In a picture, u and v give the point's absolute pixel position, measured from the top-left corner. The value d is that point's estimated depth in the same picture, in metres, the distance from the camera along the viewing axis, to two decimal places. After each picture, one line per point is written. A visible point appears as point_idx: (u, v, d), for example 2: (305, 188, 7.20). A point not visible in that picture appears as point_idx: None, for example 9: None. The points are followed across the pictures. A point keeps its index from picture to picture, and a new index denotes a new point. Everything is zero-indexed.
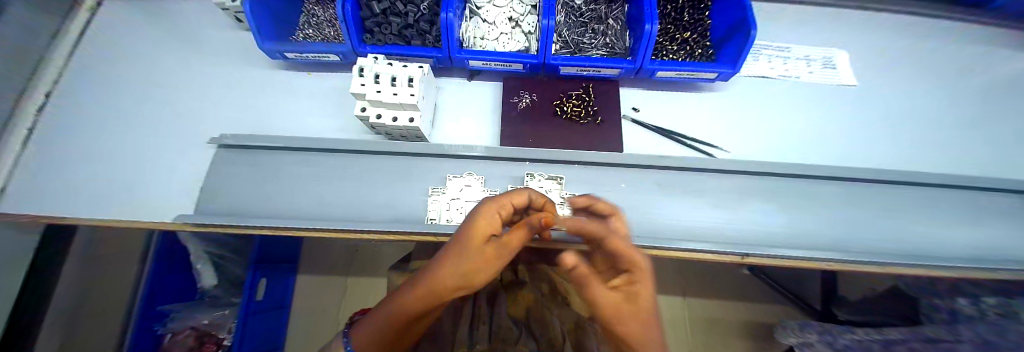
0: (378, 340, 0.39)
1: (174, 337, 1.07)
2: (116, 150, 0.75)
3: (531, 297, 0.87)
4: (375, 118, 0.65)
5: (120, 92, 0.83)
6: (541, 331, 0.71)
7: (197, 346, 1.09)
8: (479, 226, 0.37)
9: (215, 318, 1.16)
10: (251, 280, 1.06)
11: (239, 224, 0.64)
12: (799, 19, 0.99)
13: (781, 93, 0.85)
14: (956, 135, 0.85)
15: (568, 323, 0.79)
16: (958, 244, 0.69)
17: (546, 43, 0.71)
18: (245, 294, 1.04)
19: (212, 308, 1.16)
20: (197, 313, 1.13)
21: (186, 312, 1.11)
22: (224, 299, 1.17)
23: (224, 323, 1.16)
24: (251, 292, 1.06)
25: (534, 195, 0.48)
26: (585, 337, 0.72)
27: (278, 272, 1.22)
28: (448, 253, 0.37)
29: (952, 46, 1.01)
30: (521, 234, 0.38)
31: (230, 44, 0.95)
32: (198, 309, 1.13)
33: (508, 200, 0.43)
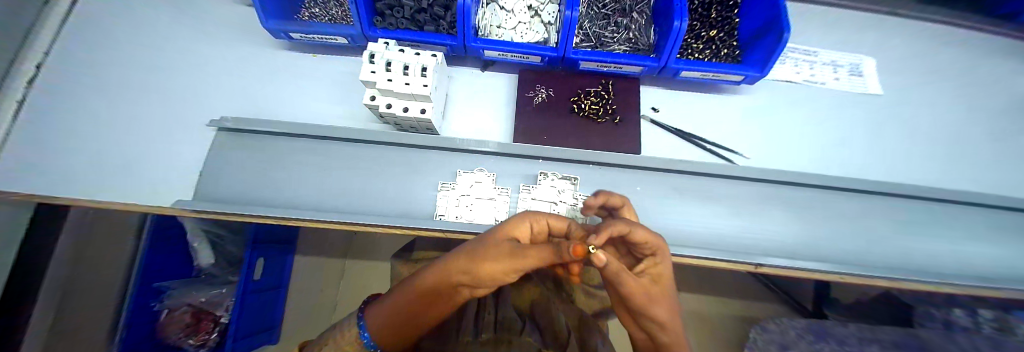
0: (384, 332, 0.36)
1: (170, 313, 1.04)
2: (119, 130, 0.72)
3: (535, 289, 0.87)
4: (385, 108, 0.62)
5: (122, 68, 0.79)
6: (543, 321, 0.68)
7: (194, 323, 1.06)
8: (504, 230, 0.35)
9: (213, 296, 1.12)
10: (248, 260, 1.01)
11: (241, 213, 0.62)
12: (828, 22, 0.95)
13: (805, 99, 0.82)
14: (975, 151, 0.84)
15: (573, 319, 0.78)
16: (968, 262, 0.69)
17: (567, 35, 0.67)
18: (242, 274, 0.98)
19: (209, 287, 1.12)
20: (194, 290, 1.09)
21: (185, 289, 1.08)
22: (223, 279, 1.15)
23: (221, 301, 1.12)
24: (248, 271, 1.00)
25: (573, 226, 0.39)
26: (589, 332, 0.70)
27: (275, 252, 1.17)
28: (466, 248, 0.34)
29: (980, 58, 0.98)
30: (545, 253, 0.29)
31: (231, 18, 0.89)
32: (192, 287, 1.10)
33: (544, 216, 0.39)
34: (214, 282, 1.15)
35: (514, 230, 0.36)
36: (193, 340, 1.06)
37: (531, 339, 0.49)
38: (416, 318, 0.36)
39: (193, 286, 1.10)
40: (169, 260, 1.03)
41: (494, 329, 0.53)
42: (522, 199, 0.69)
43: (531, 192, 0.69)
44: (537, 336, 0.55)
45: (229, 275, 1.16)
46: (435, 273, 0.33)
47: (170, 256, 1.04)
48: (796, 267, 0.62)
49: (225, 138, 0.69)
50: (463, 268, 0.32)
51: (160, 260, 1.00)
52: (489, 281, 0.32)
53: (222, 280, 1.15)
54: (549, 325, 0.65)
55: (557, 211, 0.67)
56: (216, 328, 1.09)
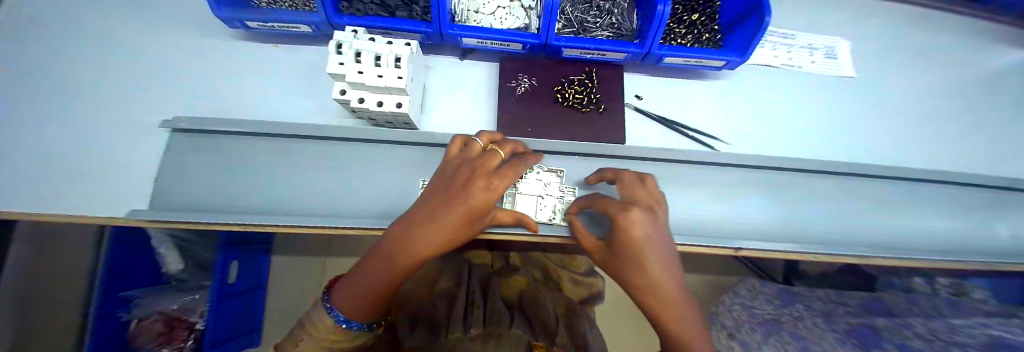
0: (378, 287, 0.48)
1: (141, 322, 0.99)
2: (53, 134, 0.63)
3: (523, 280, 0.89)
4: (357, 103, 0.58)
5: (49, 62, 0.69)
6: (533, 313, 0.66)
7: (167, 331, 1.03)
8: (478, 201, 0.47)
9: (185, 303, 1.09)
10: (219, 263, 0.90)
11: (204, 221, 0.57)
12: (806, 4, 0.96)
13: (784, 83, 0.83)
14: (935, 130, 0.89)
15: (560, 306, 0.80)
16: (924, 235, 0.74)
17: (548, 21, 0.64)
18: (214, 277, 0.90)
19: (180, 294, 1.09)
20: (165, 298, 1.05)
21: (156, 297, 1.03)
22: (194, 284, 1.13)
23: (195, 307, 1.10)
24: (221, 274, 0.91)
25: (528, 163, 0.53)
26: (577, 317, 0.73)
27: (249, 254, 1.09)
28: (450, 216, 0.48)
29: (944, 40, 1.02)
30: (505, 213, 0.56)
31: (178, 6, 0.81)
32: (163, 294, 1.05)
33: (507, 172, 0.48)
34: (185, 287, 1.11)
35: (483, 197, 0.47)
36: (168, 348, 1.02)
37: (521, 332, 0.49)
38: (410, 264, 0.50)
39: (164, 294, 1.06)
40: (135, 267, 0.96)
41: (483, 324, 0.51)
42: (508, 195, 0.68)
43: (517, 187, 0.67)
44: (526, 328, 0.54)
45: (200, 279, 1.15)
46: (430, 232, 0.48)
47: (137, 263, 0.96)
48: (775, 250, 0.64)
49: (179, 140, 0.63)
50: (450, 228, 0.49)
51: (126, 266, 0.92)
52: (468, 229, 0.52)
53: (193, 284, 1.13)
54: (538, 318, 0.65)
55: (543, 204, 0.66)
56: (191, 335, 1.06)
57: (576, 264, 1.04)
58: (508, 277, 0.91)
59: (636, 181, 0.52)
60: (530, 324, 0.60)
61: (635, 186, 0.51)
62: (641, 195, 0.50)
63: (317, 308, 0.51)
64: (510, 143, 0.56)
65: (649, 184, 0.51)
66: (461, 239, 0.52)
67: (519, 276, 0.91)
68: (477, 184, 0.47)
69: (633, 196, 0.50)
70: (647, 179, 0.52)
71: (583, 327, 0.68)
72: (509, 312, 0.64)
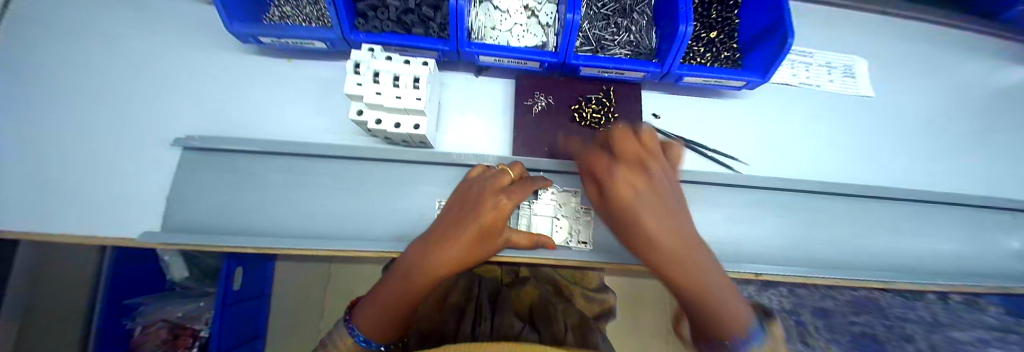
0: (395, 311, 0.48)
1: (146, 329, 0.96)
2: (67, 151, 0.63)
3: (533, 292, 0.89)
4: (375, 123, 0.57)
5: (62, 74, 0.69)
6: (544, 325, 0.63)
7: (171, 339, 0.99)
8: (488, 216, 0.47)
9: (190, 311, 1.06)
10: (226, 270, 0.87)
11: (218, 244, 0.56)
12: (823, 23, 0.96)
13: (802, 102, 0.83)
14: (951, 150, 0.88)
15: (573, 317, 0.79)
16: (940, 258, 0.74)
17: (568, 40, 0.63)
18: (219, 284, 0.86)
19: (184, 301, 1.06)
20: (169, 305, 1.02)
21: (160, 303, 1.00)
22: (199, 291, 1.10)
23: (200, 315, 1.07)
24: (228, 280, 0.89)
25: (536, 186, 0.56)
26: (591, 329, 0.71)
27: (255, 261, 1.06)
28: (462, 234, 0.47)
29: (959, 57, 1.02)
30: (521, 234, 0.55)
31: (188, 20, 0.79)
32: (168, 301, 1.02)
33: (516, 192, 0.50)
34: (189, 294, 1.09)
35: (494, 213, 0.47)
36: None
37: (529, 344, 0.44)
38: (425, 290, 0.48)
39: (168, 301, 1.03)
40: (146, 275, 0.95)
41: None
42: (522, 216, 0.66)
43: (531, 207, 0.66)
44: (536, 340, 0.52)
45: (205, 287, 1.10)
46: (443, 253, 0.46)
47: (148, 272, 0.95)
48: (795, 275, 0.63)
49: (191, 158, 0.62)
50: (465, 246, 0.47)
51: (137, 276, 0.91)
52: (481, 251, 0.49)
53: (198, 292, 1.10)
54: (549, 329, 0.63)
55: (557, 226, 0.65)
56: (196, 343, 1.03)
57: (588, 279, 1.02)
58: (518, 290, 0.90)
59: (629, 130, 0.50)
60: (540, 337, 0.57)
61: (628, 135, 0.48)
62: (633, 147, 0.47)
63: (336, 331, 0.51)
64: (519, 166, 0.58)
65: (641, 134, 0.48)
66: (477, 260, 0.50)
67: (530, 289, 0.89)
68: (486, 203, 0.48)
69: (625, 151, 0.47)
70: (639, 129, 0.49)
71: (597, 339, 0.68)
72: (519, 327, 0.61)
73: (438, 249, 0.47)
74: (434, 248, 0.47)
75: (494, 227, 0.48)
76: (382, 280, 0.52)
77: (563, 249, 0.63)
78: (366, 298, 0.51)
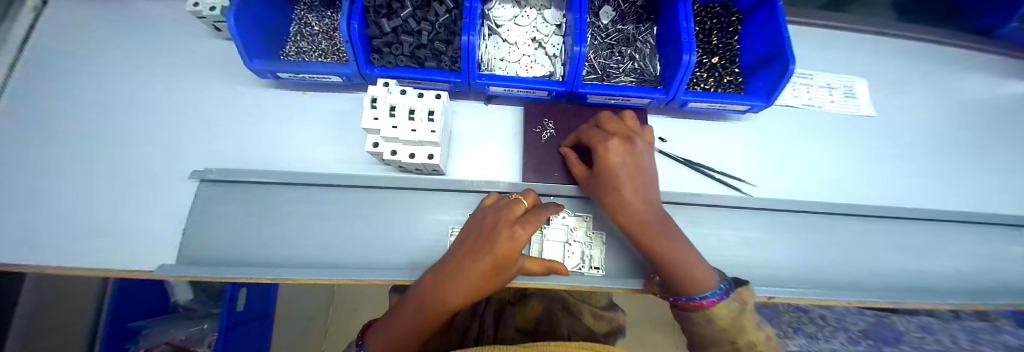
0: (402, 344, 0.46)
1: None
2: (87, 184, 0.65)
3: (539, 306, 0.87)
4: (390, 155, 0.59)
5: (85, 109, 0.72)
6: None
7: None
8: (503, 247, 0.45)
9: (193, 333, 1.02)
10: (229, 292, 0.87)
11: (228, 276, 0.55)
12: (819, 45, 1.00)
13: (803, 121, 0.85)
14: (959, 166, 0.89)
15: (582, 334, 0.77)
16: (959, 277, 0.73)
17: (575, 71, 0.65)
18: (224, 305, 0.88)
19: (188, 323, 1.03)
20: (174, 328, 1.00)
21: (163, 327, 0.99)
22: (202, 312, 1.07)
23: (203, 338, 1.01)
24: (231, 302, 0.90)
25: (551, 211, 0.55)
26: None
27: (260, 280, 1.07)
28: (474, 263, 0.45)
29: (952, 73, 1.05)
30: (536, 264, 0.53)
31: (209, 55, 0.83)
32: (171, 324, 1.01)
33: (532, 221, 0.49)
34: (194, 316, 1.06)
35: (508, 244, 0.46)
36: None
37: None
38: (434, 322, 0.47)
39: (172, 323, 1.01)
40: (147, 298, 0.95)
41: None
42: (534, 242, 0.67)
43: (543, 233, 0.66)
44: None
45: (208, 308, 1.08)
46: (455, 284, 0.45)
47: (147, 296, 0.94)
48: (815, 298, 0.61)
49: (206, 191, 0.63)
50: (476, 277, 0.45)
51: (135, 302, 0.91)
52: (493, 282, 0.48)
53: (202, 313, 1.07)
54: None
55: (570, 251, 0.65)
56: None
57: (596, 298, 0.98)
58: (523, 306, 0.89)
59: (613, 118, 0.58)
60: None
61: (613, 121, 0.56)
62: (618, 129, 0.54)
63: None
64: (532, 194, 0.58)
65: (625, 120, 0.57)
66: (489, 291, 0.49)
67: (536, 304, 0.89)
68: (503, 234, 0.47)
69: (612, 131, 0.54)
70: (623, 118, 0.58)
71: None
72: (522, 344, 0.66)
73: (450, 280, 0.46)
74: (446, 278, 0.46)
75: (508, 259, 0.46)
76: (396, 305, 0.51)
77: (576, 274, 0.62)
78: (378, 323, 0.52)
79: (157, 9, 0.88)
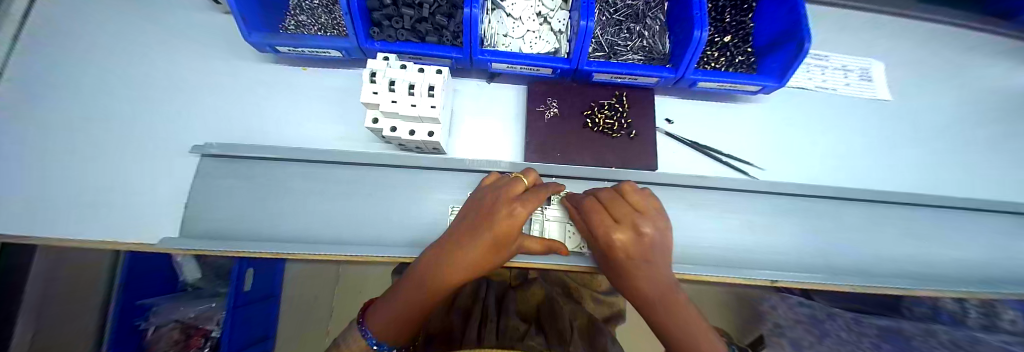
0: (400, 321, 0.46)
1: (158, 330, 0.97)
2: (91, 159, 0.65)
3: (541, 292, 0.87)
4: (390, 131, 0.58)
5: (84, 83, 0.71)
6: (550, 324, 0.64)
7: (184, 339, 1.00)
8: (503, 225, 0.45)
9: (203, 311, 1.07)
10: (235, 272, 0.86)
11: (230, 250, 0.56)
12: (837, 25, 0.96)
13: (815, 105, 0.82)
14: (975, 154, 0.86)
15: (581, 319, 0.77)
16: (968, 265, 0.72)
17: (581, 47, 0.63)
18: (230, 287, 0.85)
19: (198, 301, 1.07)
20: (183, 306, 1.04)
21: (172, 304, 1.01)
22: (210, 291, 1.09)
23: (213, 315, 1.07)
24: (236, 284, 0.87)
25: (552, 189, 0.55)
26: (599, 332, 0.69)
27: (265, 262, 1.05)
28: (472, 244, 0.45)
29: (975, 58, 1.01)
30: (536, 243, 0.54)
31: (207, 28, 0.81)
32: (181, 302, 1.04)
33: (532, 199, 0.48)
34: (202, 295, 1.09)
35: (505, 224, 0.45)
36: None
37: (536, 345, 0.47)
38: (434, 300, 0.46)
39: (182, 301, 1.04)
40: (155, 277, 0.95)
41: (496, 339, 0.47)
42: (535, 222, 0.65)
43: (544, 213, 0.65)
44: (543, 340, 0.54)
45: (215, 287, 1.10)
46: (454, 264, 0.44)
47: (156, 274, 0.95)
48: (817, 283, 0.60)
49: (208, 166, 0.62)
50: (474, 260, 0.45)
51: (144, 278, 0.91)
52: (492, 261, 0.48)
53: (210, 292, 1.09)
54: (555, 329, 0.62)
55: (570, 232, 0.64)
56: (207, 343, 1.02)
57: (596, 282, 0.99)
58: (524, 290, 0.88)
59: (618, 191, 0.49)
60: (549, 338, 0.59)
61: (618, 198, 0.48)
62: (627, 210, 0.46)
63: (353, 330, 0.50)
64: (533, 173, 0.57)
65: (632, 197, 0.47)
66: (489, 269, 0.49)
67: (537, 289, 0.88)
68: (502, 211, 0.46)
69: (619, 214, 0.45)
70: (629, 191, 0.48)
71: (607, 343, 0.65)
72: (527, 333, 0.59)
73: (448, 261, 0.45)
74: (444, 257, 0.46)
75: (506, 239, 0.46)
76: (398, 281, 0.50)
77: (576, 255, 0.61)
78: (378, 301, 0.51)
79: None
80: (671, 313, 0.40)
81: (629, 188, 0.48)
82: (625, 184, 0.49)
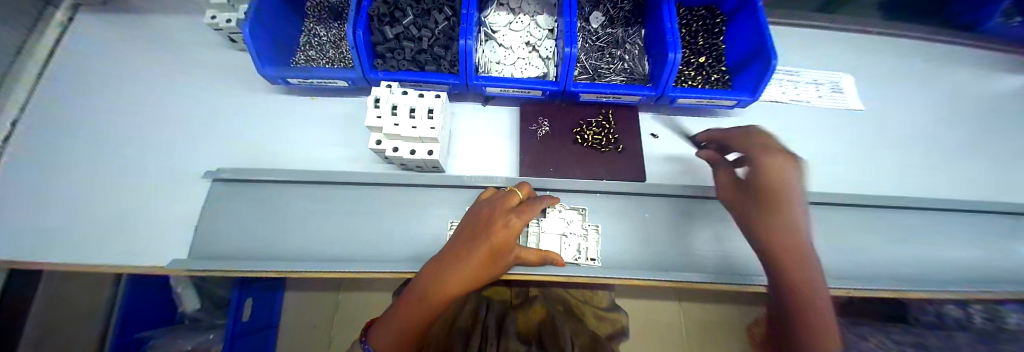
0: (400, 335, 0.47)
1: None
2: (105, 186, 0.69)
3: (542, 311, 0.86)
4: (392, 151, 0.62)
5: (103, 116, 0.77)
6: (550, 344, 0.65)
7: None
8: (500, 235, 0.48)
9: (199, 343, 1.00)
10: (236, 300, 0.88)
11: (238, 269, 0.58)
12: (805, 44, 1.04)
13: (791, 116, 0.87)
14: (952, 157, 0.90)
15: (584, 337, 0.76)
16: (960, 266, 0.72)
17: (567, 71, 0.68)
18: (230, 316, 0.87)
19: (193, 334, 1.01)
20: (180, 339, 0.98)
21: (169, 338, 0.97)
22: (207, 323, 1.04)
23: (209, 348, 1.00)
24: (237, 311, 0.89)
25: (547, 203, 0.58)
26: None
27: (265, 289, 1.04)
28: (471, 256, 0.47)
29: (941, 68, 1.08)
30: (533, 254, 0.56)
31: (223, 63, 0.89)
32: (177, 334, 0.99)
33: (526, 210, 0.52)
34: (200, 326, 1.04)
35: (501, 233, 0.48)
36: None
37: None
38: (433, 313, 0.47)
39: (179, 334, 0.99)
40: (150, 308, 0.94)
41: None
42: (532, 234, 0.68)
43: (540, 225, 0.67)
44: None
45: (214, 318, 1.05)
46: (453, 277, 0.46)
47: (152, 304, 0.95)
48: None
49: (219, 190, 0.66)
50: (473, 270, 0.47)
51: (137, 309, 0.91)
52: (490, 272, 0.50)
53: (207, 324, 1.04)
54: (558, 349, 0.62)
55: (567, 243, 0.66)
56: None
57: (597, 298, 0.99)
58: (525, 309, 0.87)
59: (777, 169, 0.54)
60: None
61: (760, 174, 0.55)
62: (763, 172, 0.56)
63: (356, 348, 0.51)
64: (526, 186, 0.61)
65: (776, 176, 0.53)
66: (487, 279, 0.51)
67: (539, 308, 0.87)
68: (498, 222, 0.50)
69: (763, 190, 0.54)
70: (778, 171, 0.53)
71: None
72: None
73: (447, 273, 0.47)
74: (444, 268, 0.48)
75: (503, 248, 0.49)
76: (400, 295, 0.51)
77: (573, 266, 0.62)
78: (382, 317, 0.51)
79: (173, 21, 0.94)
80: (775, 266, 0.51)
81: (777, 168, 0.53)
82: (771, 164, 0.54)
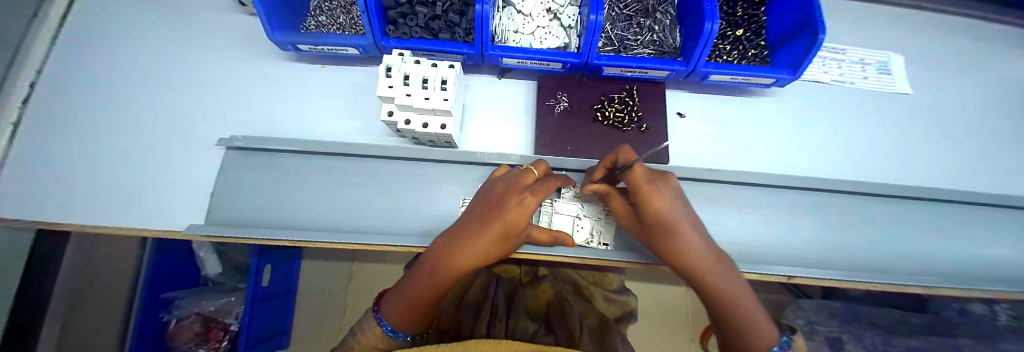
0: (407, 312, 0.45)
1: (180, 323, 0.99)
2: (119, 151, 0.69)
3: (551, 290, 0.86)
4: (404, 124, 0.59)
5: (111, 81, 0.77)
6: (560, 323, 0.63)
7: (204, 332, 1.02)
8: (512, 215, 0.45)
9: (222, 305, 1.07)
10: (256, 264, 0.88)
11: (251, 236, 0.59)
12: (855, 19, 0.94)
13: (831, 98, 0.81)
14: (1006, 151, 0.82)
15: (591, 318, 0.75)
16: (1004, 266, 0.67)
17: (591, 41, 0.63)
18: (250, 280, 0.86)
19: (218, 295, 1.07)
20: (204, 299, 1.04)
21: (195, 298, 1.03)
22: (229, 286, 1.11)
23: (231, 309, 1.07)
24: (258, 277, 0.88)
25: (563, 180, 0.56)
26: (609, 331, 0.67)
27: (283, 257, 1.04)
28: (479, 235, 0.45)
29: (1005, 52, 0.97)
30: (545, 236, 0.54)
31: (232, 28, 0.86)
32: (203, 295, 1.05)
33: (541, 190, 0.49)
34: (222, 290, 1.10)
35: (513, 214, 0.45)
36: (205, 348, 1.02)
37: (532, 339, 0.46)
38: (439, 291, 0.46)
39: (203, 295, 1.05)
40: (178, 271, 1.00)
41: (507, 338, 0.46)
42: (544, 213, 0.65)
43: (553, 206, 0.65)
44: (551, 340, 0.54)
45: (235, 283, 1.11)
46: (461, 257, 0.44)
47: (180, 267, 1.00)
48: (833, 278, 0.60)
49: (232, 158, 0.66)
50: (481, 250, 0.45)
51: (169, 271, 0.96)
52: (498, 251, 0.48)
53: (229, 287, 1.11)
54: (566, 327, 0.61)
55: (580, 225, 0.64)
56: (227, 336, 1.05)
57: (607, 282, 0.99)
58: (535, 288, 0.88)
59: (649, 187, 0.40)
60: (557, 336, 0.58)
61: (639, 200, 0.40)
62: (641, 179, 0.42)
63: (366, 318, 0.50)
64: (543, 164, 0.58)
65: (650, 204, 0.39)
66: (496, 258, 0.49)
67: (547, 288, 0.86)
68: (512, 201, 0.47)
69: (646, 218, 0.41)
70: (648, 195, 0.39)
71: (617, 341, 0.63)
72: (538, 331, 0.58)
73: (454, 251, 0.45)
74: (452, 245, 0.46)
75: (514, 229, 0.46)
76: (410, 269, 0.49)
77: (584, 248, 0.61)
78: (392, 289, 0.50)
79: None
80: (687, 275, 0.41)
81: (647, 191, 0.39)
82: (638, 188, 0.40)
